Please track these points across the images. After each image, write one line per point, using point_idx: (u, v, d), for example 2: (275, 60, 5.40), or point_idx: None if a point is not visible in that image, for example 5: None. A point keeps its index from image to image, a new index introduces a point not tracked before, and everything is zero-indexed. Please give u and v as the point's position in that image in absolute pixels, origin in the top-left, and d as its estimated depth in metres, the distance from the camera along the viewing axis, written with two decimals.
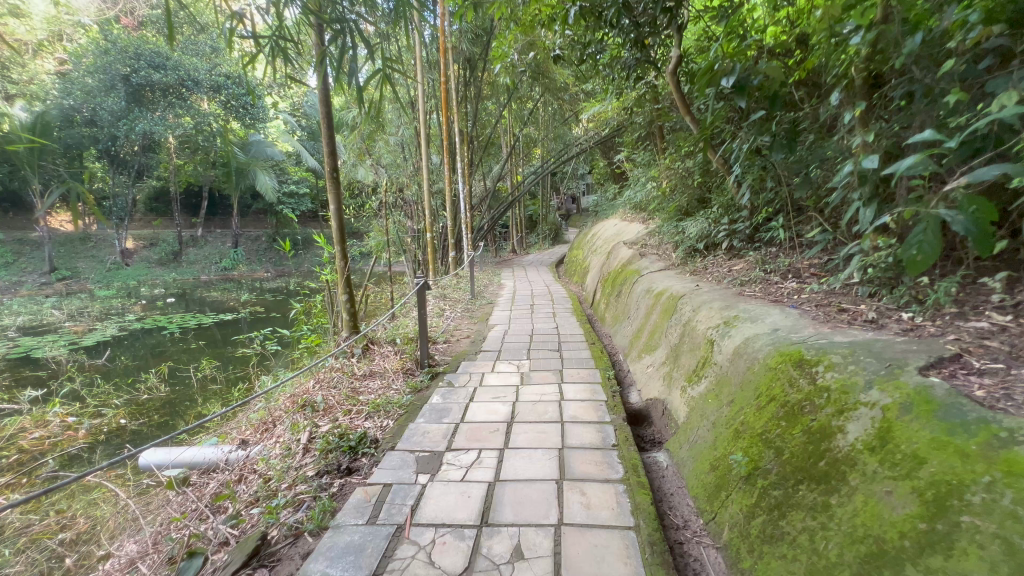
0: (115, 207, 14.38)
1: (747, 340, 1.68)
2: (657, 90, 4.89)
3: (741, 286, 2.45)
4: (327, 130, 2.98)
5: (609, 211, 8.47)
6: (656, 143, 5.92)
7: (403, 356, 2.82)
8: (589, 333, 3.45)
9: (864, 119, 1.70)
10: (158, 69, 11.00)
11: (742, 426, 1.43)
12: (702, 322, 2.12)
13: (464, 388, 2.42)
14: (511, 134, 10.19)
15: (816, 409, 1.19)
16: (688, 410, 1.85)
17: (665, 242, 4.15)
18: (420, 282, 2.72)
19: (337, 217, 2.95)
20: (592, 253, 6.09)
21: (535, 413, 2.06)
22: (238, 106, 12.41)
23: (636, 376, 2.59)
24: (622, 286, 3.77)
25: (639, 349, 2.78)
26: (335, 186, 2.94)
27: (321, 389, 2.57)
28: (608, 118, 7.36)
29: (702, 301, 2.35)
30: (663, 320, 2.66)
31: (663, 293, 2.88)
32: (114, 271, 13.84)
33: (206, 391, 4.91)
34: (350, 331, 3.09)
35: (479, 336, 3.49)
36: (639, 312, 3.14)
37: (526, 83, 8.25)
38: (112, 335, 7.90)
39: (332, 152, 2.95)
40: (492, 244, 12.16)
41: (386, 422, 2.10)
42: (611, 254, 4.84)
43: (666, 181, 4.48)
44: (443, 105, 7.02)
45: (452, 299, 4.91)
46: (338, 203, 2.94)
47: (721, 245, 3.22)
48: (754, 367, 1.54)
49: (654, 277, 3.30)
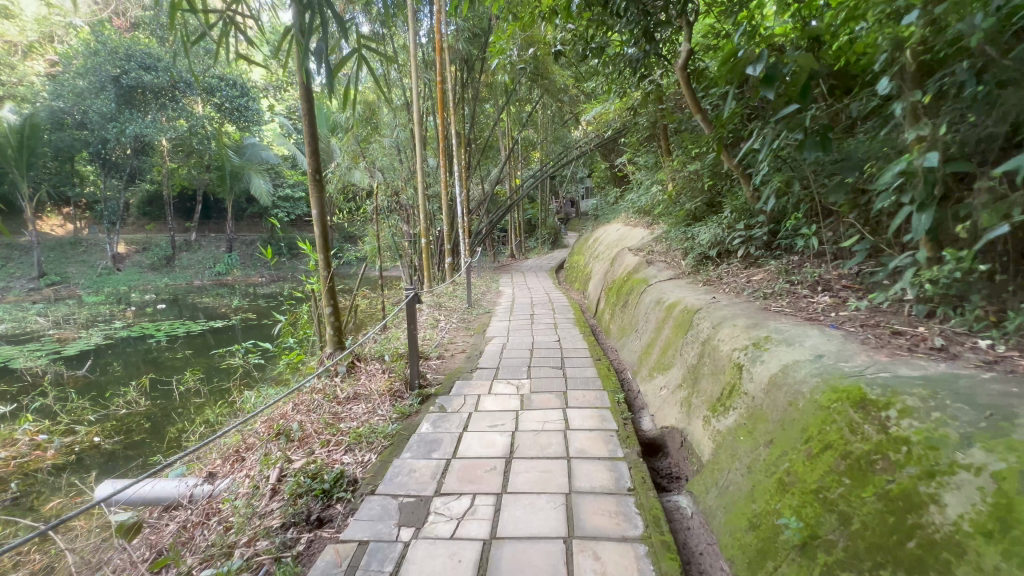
0: (107, 211, 14.13)
1: (784, 369, 1.44)
2: (662, 90, 4.70)
3: (765, 299, 2.22)
4: (309, 126, 2.72)
5: (610, 215, 8.27)
6: (660, 145, 5.72)
7: (391, 375, 2.57)
8: (594, 347, 3.22)
9: (919, 112, 1.48)
10: (149, 70, 10.71)
11: (788, 476, 1.19)
12: (725, 342, 1.88)
13: (457, 413, 2.17)
14: (509, 137, 10.00)
15: (893, 468, 0.95)
16: (713, 445, 1.61)
17: (673, 249, 3.93)
18: (410, 294, 2.46)
19: (320, 223, 2.70)
20: (594, 260, 5.88)
21: (537, 445, 1.81)
22: (233, 108, 12.20)
23: (648, 399, 2.35)
24: (628, 296, 3.54)
25: (650, 368, 2.55)
26: (318, 189, 2.69)
27: (299, 415, 2.31)
28: (609, 119, 7.17)
29: (723, 316, 2.11)
30: (677, 336, 2.43)
31: (676, 306, 2.65)
32: (105, 276, 13.56)
33: (187, 406, 4.65)
34: (335, 347, 2.84)
35: (475, 349, 3.25)
36: (649, 326, 2.90)
37: (525, 84, 8.06)
38: (97, 344, 7.63)
39: (314, 151, 2.70)
40: (490, 248, 11.96)
41: (368, 457, 1.84)
42: (615, 260, 4.61)
43: (672, 184, 4.27)
44: (440, 106, 6.80)
45: (448, 308, 4.68)
46: (322, 207, 2.69)
47: (737, 253, 3.01)
48: (797, 403, 1.30)
49: (664, 287, 3.08)
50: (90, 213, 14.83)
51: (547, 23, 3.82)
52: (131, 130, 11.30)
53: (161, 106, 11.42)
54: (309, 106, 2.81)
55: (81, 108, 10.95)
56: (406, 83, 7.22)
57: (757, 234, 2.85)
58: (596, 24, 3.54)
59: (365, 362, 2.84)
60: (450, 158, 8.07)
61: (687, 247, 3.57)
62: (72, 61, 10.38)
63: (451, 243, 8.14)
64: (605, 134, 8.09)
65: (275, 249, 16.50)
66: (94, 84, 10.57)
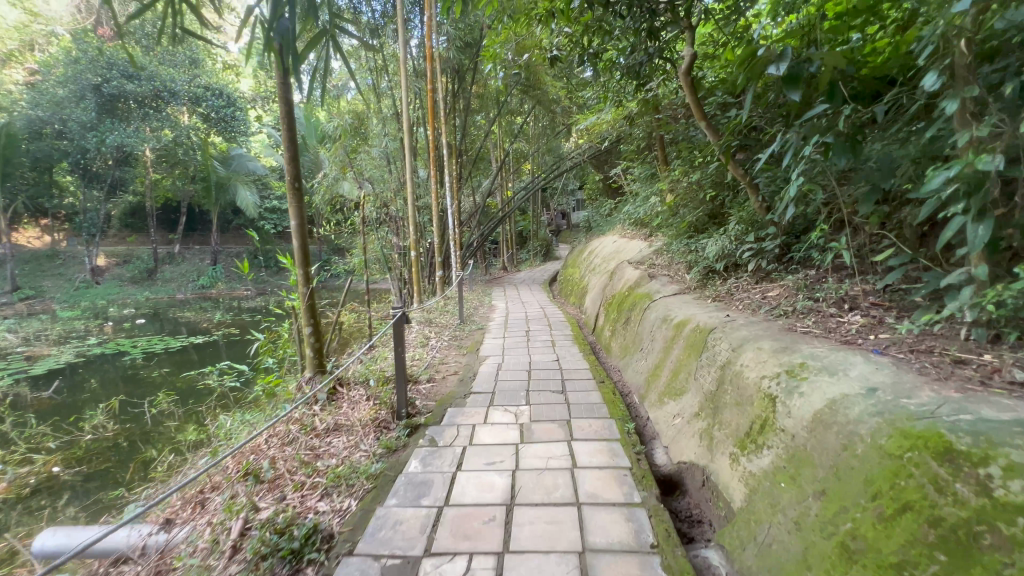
0: (86, 223, 13.70)
1: (831, 404, 1.24)
2: (659, 100, 4.58)
3: (787, 318, 2.03)
4: (287, 130, 2.51)
5: (604, 226, 8.14)
6: (657, 156, 5.61)
7: (376, 403, 2.33)
8: (595, 368, 3.01)
9: (971, 112, 1.31)
10: (132, 79, 10.44)
11: (854, 541, 0.98)
12: (750, 368, 1.68)
13: (449, 448, 1.94)
14: (500, 148, 9.88)
15: (1010, 548, 0.75)
16: (746, 489, 1.40)
17: (676, 262, 3.75)
18: (397, 313, 2.23)
19: (299, 235, 2.47)
20: (590, 272, 5.71)
21: (541, 488, 1.59)
22: (218, 118, 11.94)
23: (659, 428, 2.14)
24: (631, 312, 3.33)
25: (660, 392, 2.34)
26: (296, 198, 2.46)
27: (272, 451, 2.04)
28: (603, 129, 7.07)
29: (744, 338, 1.91)
30: (689, 358, 2.23)
31: (686, 324, 2.45)
32: (82, 290, 13.12)
33: (158, 431, 4.32)
34: (315, 371, 2.59)
35: (468, 371, 3.03)
36: (656, 346, 2.70)
37: (517, 95, 7.96)
38: (68, 363, 7.26)
39: (293, 156, 2.48)
40: (481, 261, 11.76)
41: (347, 504, 1.60)
42: (614, 274, 4.41)
43: (672, 195, 4.12)
44: (430, 115, 6.63)
45: (438, 324, 4.43)
46: (301, 218, 2.46)
47: (747, 267, 2.83)
48: (854, 448, 1.10)
49: (670, 303, 2.89)
50: (69, 224, 14.37)
51: (543, 26, 3.67)
52: (111, 140, 10.96)
53: (144, 116, 11.14)
54: (288, 110, 2.62)
55: (61, 117, 10.63)
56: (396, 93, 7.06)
57: (769, 247, 2.68)
58: (595, 27, 3.40)
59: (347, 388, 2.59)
60: (441, 169, 7.90)
61: (692, 261, 3.40)
62: (52, 70, 10.12)
63: (442, 256, 7.93)
64: (598, 145, 7.99)
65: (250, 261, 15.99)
66: (75, 93, 10.28)
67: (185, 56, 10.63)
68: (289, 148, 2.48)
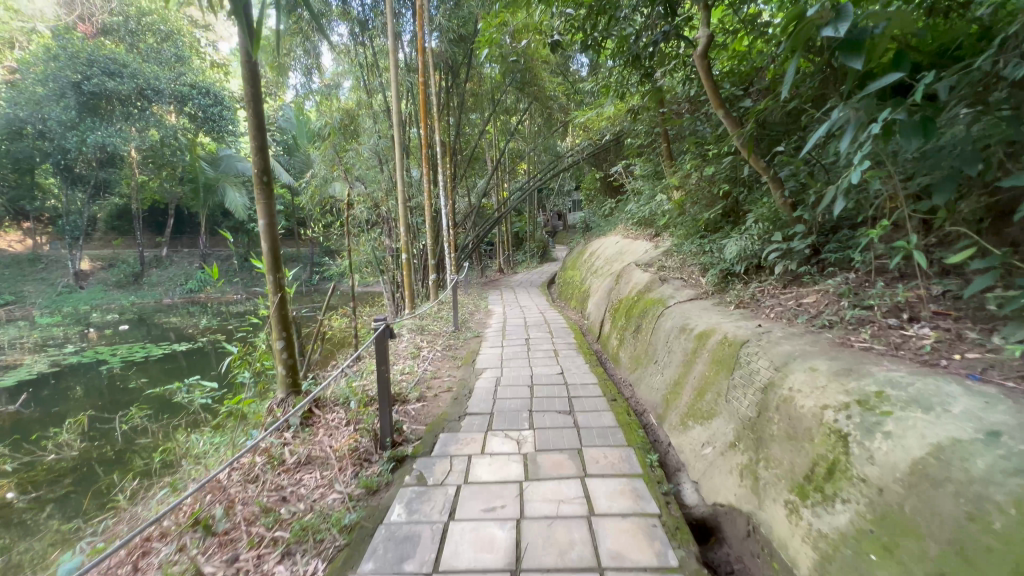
0: (69, 226, 13.26)
1: (937, 452, 0.95)
2: (664, 90, 4.32)
3: (835, 330, 1.74)
4: (253, 109, 2.15)
5: (604, 227, 7.86)
6: (662, 151, 5.34)
7: (357, 430, 2.02)
8: (605, 382, 2.72)
9: None
10: (114, 77, 9.99)
11: None
12: (804, 393, 1.39)
13: (440, 488, 1.63)
14: (496, 147, 9.61)
15: None
16: (816, 554, 1.10)
17: (688, 264, 3.46)
18: (381, 326, 1.91)
19: (268, 235, 2.16)
20: (592, 275, 5.44)
21: (553, 548, 1.29)
22: (205, 117, 11.52)
23: (684, 457, 1.85)
24: (642, 319, 3.03)
25: (683, 413, 2.06)
26: (265, 193, 2.15)
27: (231, 491, 1.71)
28: (602, 125, 6.78)
29: (788, 355, 1.62)
30: (718, 375, 1.94)
31: (711, 335, 2.16)
32: (65, 295, 12.69)
33: (129, 451, 3.98)
34: (288, 391, 2.26)
35: (464, 385, 2.72)
36: (673, 359, 2.41)
37: (513, 90, 7.69)
38: (41, 373, 6.87)
39: (260, 146, 2.17)
40: (476, 263, 11.45)
41: (314, 569, 1.29)
42: (620, 276, 4.09)
43: (682, 192, 3.85)
44: (422, 111, 6.33)
45: (432, 332, 4.12)
46: (269, 215, 2.15)
47: (773, 269, 2.56)
48: (990, 521, 0.81)
49: (687, 310, 2.60)
50: (52, 227, 13.93)
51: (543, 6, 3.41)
52: (92, 140, 10.55)
53: (128, 116, 10.75)
54: (251, 72, 2.14)
55: (41, 116, 10.17)
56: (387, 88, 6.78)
57: (799, 248, 2.41)
58: None
59: (325, 410, 2.28)
60: (434, 169, 7.60)
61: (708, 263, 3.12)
62: (31, 67, 9.73)
63: (436, 258, 7.63)
64: (598, 142, 7.71)
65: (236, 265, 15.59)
66: (54, 91, 9.86)
67: (170, 53, 10.41)
68: (257, 137, 2.14)
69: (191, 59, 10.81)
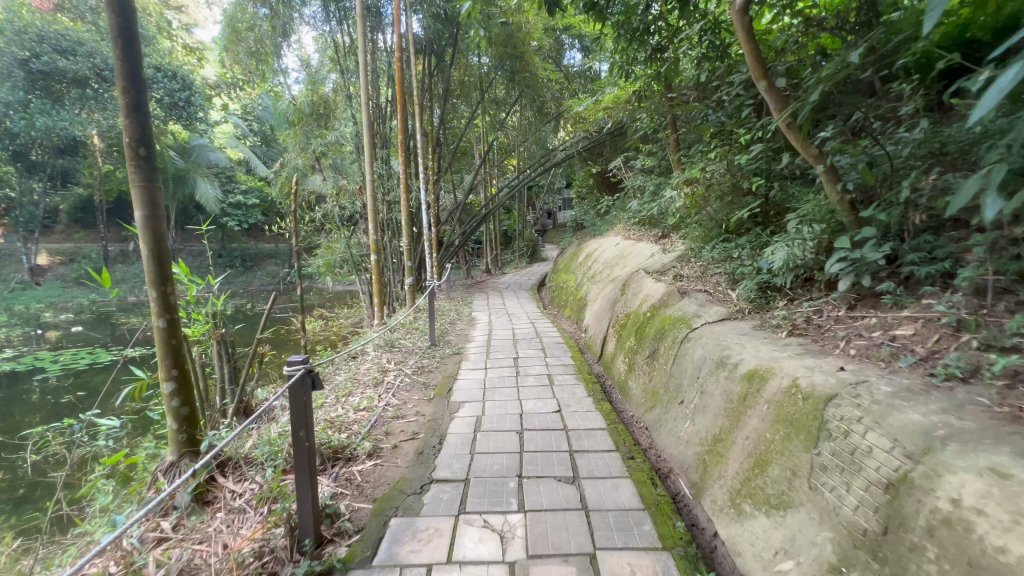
0: (22, 217, 12.18)
1: None
2: (670, 70, 3.81)
3: (977, 390, 1.16)
4: (119, 47, 1.47)
5: (599, 226, 7.28)
6: (667, 143, 4.82)
7: (268, 522, 1.38)
8: (614, 425, 2.14)
9: None
10: (66, 55, 9.06)
11: None
12: (994, 524, 0.80)
13: None
14: (482, 141, 9.04)
15: None
16: None
17: (710, 271, 2.86)
18: (297, 370, 1.27)
19: (149, 234, 1.51)
20: (588, 281, 4.87)
21: None
22: (171, 102, 10.72)
23: (746, 568, 1.26)
24: (658, 343, 2.43)
25: (733, 489, 1.48)
26: (142, 171, 1.50)
27: None
28: (601, 115, 6.13)
29: (925, 430, 1.04)
30: (788, 440, 1.36)
31: (768, 378, 1.58)
32: (18, 292, 11.69)
33: (31, 496, 3.21)
34: (181, 454, 1.61)
35: (433, 429, 2.10)
36: (707, 403, 1.83)
37: (503, 78, 7.13)
38: None
39: (133, 102, 1.49)
40: (462, 263, 10.77)
41: None
42: (625, 283, 3.45)
43: (698, 187, 3.30)
44: (399, 97, 5.68)
45: (402, 350, 3.46)
46: (149, 205, 1.50)
47: (841, 286, 1.96)
48: None
49: (722, 337, 2.02)
50: (4, 219, 12.81)
51: None
52: (44, 124, 9.53)
53: (83, 99, 9.74)
54: None
55: None
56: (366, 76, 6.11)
57: (874, 258, 1.81)
58: None
59: (232, 478, 1.64)
60: (414, 161, 6.91)
61: (740, 273, 2.54)
62: None
63: (417, 258, 6.95)
64: (595, 134, 7.08)
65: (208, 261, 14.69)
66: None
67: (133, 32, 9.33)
68: (126, 88, 1.47)
69: (156, 40, 9.76)
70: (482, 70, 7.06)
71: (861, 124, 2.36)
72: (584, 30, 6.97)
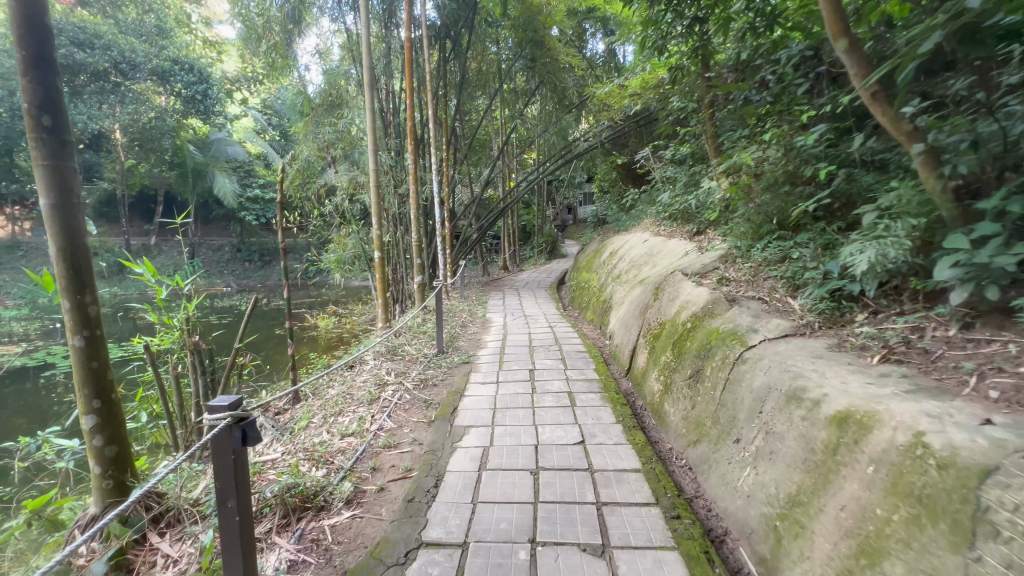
0: None
1: None
2: (707, 45, 3.36)
3: None
4: None
5: (624, 222, 6.81)
6: (701, 130, 4.35)
7: None
8: (651, 466, 1.73)
9: None
10: (82, 48, 8.49)
11: None
12: None
13: None
14: (502, 132, 8.62)
15: None
16: None
17: (762, 275, 2.42)
18: (224, 420, 0.90)
19: (57, 226, 1.23)
20: (613, 281, 4.45)
21: None
22: (189, 96, 10.43)
23: None
24: (703, 361, 2.02)
25: None
26: (45, 147, 1.21)
27: None
28: (626, 102, 5.70)
29: None
30: (918, 528, 0.95)
31: (869, 428, 1.16)
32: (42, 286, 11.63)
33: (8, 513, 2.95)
34: (105, 506, 1.31)
35: (430, 466, 1.74)
36: (777, 449, 1.42)
37: (525, 64, 6.71)
38: None
39: (34, 61, 1.21)
40: (478, 259, 10.42)
41: None
42: (658, 286, 3.02)
43: (745, 175, 2.85)
44: (410, 82, 5.28)
45: (405, 359, 3.11)
46: (56, 189, 1.22)
47: (955, 305, 1.50)
48: None
49: (790, 360, 1.60)
50: (31, 213, 12.87)
51: None
52: None
53: (103, 94, 9.29)
54: None
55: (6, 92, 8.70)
56: (379, 65, 5.79)
57: (1006, 270, 1.34)
58: None
59: (169, 537, 1.34)
60: (428, 153, 6.58)
61: (802, 278, 2.11)
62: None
63: (430, 255, 6.62)
64: (619, 123, 6.63)
65: (228, 256, 14.71)
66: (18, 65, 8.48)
67: (151, 25, 9.21)
68: (22, 41, 1.19)
69: (174, 32, 9.64)
70: (501, 58, 6.69)
71: (960, 95, 1.91)
72: (612, 11, 6.47)
